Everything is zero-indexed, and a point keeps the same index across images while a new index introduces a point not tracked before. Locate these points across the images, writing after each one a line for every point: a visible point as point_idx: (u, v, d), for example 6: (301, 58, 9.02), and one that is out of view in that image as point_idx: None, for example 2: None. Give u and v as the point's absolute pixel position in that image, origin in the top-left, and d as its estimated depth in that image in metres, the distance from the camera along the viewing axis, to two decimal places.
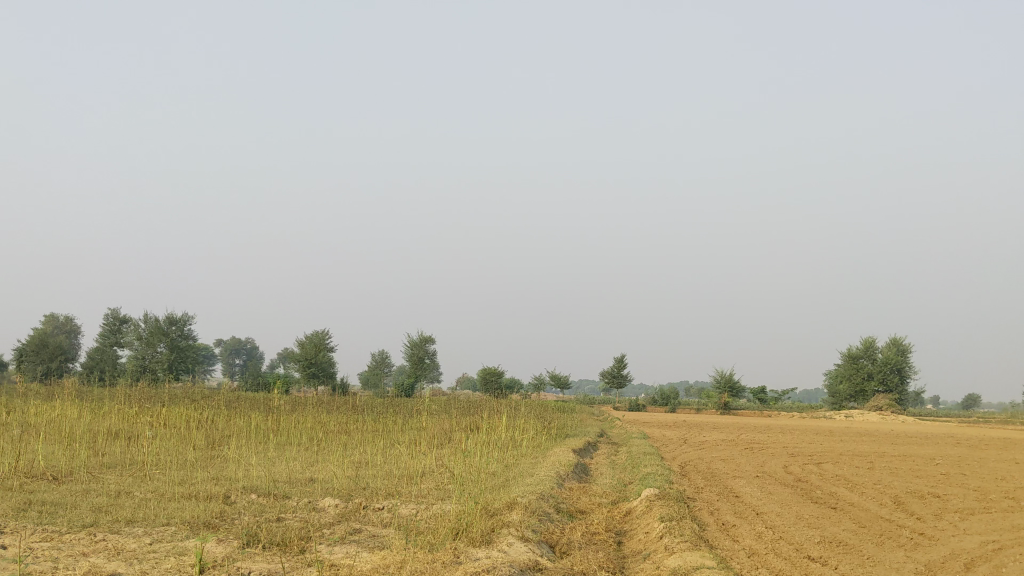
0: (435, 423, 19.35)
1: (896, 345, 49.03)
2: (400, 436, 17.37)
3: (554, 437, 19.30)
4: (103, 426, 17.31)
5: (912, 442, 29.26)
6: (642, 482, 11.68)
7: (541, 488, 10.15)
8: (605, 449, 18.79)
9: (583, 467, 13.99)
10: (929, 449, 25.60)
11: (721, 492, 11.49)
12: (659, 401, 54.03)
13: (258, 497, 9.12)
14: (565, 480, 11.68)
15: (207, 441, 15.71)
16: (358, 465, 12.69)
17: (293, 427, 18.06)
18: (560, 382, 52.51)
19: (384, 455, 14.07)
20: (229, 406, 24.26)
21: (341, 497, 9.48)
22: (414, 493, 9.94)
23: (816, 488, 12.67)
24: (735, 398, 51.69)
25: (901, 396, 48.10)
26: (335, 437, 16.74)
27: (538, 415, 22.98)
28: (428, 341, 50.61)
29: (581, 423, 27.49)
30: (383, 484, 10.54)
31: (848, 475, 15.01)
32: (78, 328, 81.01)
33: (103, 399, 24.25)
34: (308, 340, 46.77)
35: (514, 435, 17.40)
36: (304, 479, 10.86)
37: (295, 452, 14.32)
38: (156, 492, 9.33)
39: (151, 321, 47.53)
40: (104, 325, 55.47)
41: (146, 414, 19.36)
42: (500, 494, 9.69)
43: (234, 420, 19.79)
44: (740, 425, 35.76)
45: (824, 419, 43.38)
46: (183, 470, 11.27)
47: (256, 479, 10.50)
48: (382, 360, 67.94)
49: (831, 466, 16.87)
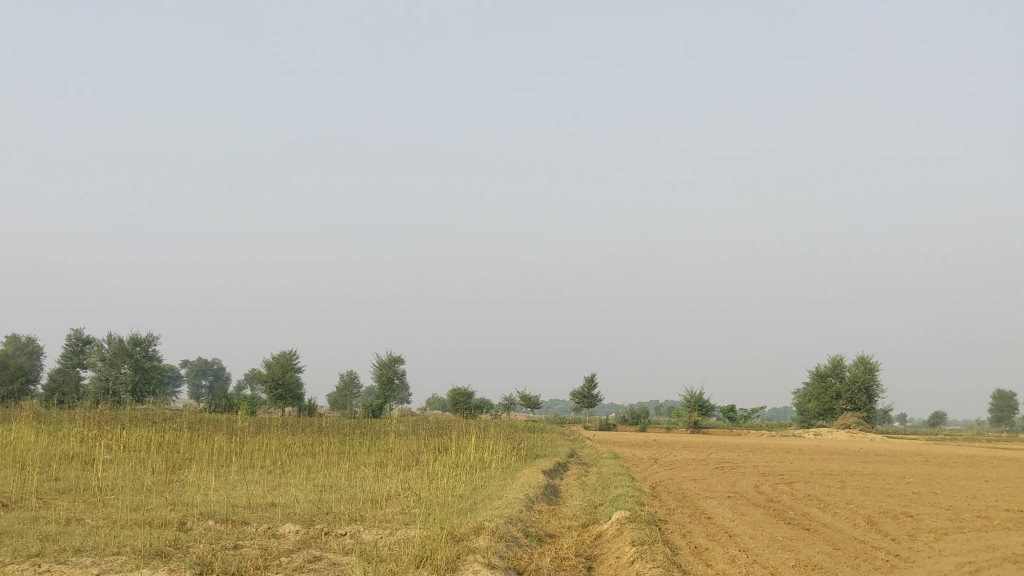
0: (402, 445, 19.03)
1: (864, 363, 49.28)
2: (366, 458, 17.05)
3: (523, 457, 19.01)
4: (59, 450, 16.81)
5: (882, 460, 29.30)
6: (613, 504, 11.47)
7: (509, 511, 9.90)
8: (575, 469, 18.55)
9: (552, 489, 13.78)
10: (900, 467, 25.60)
11: (694, 514, 11.29)
12: (629, 420, 53.91)
13: (215, 523, 8.79)
14: (534, 503, 11.44)
15: (167, 464, 15.33)
16: (321, 489, 12.38)
17: (256, 450, 17.66)
18: (530, 403, 52.27)
19: (350, 479, 13.78)
20: (192, 428, 23.78)
21: (302, 523, 9.17)
22: (379, 518, 9.64)
23: (788, 509, 12.51)
24: (705, 417, 51.68)
25: (869, 415, 48.30)
26: (300, 460, 16.42)
27: (507, 436, 22.70)
28: (397, 362, 50.14)
29: (551, 443, 27.23)
30: (347, 510, 10.23)
31: (820, 495, 14.85)
32: (40, 349, 79.65)
33: (62, 421, 23.66)
34: (275, 361, 46.19)
35: (483, 457, 17.10)
36: (265, 504, 10.53)
37: (258, 476, 13.95)
38: (108, 519, 8.97)
39: (115, 341, 46.74)
40: (67, 345, 54.54)
41: (105, 437, 18.86)
42: (466, 519, 9.43)
43: (195, 443, 19.34)
44: (710, 444, 35.70)
45: (794, 438, 43.42)
46: (140, 496, 10.91)
47: (215, 504, 10.16)
48: (351, 381, 67.36)
49: (802, 486, 16.76)
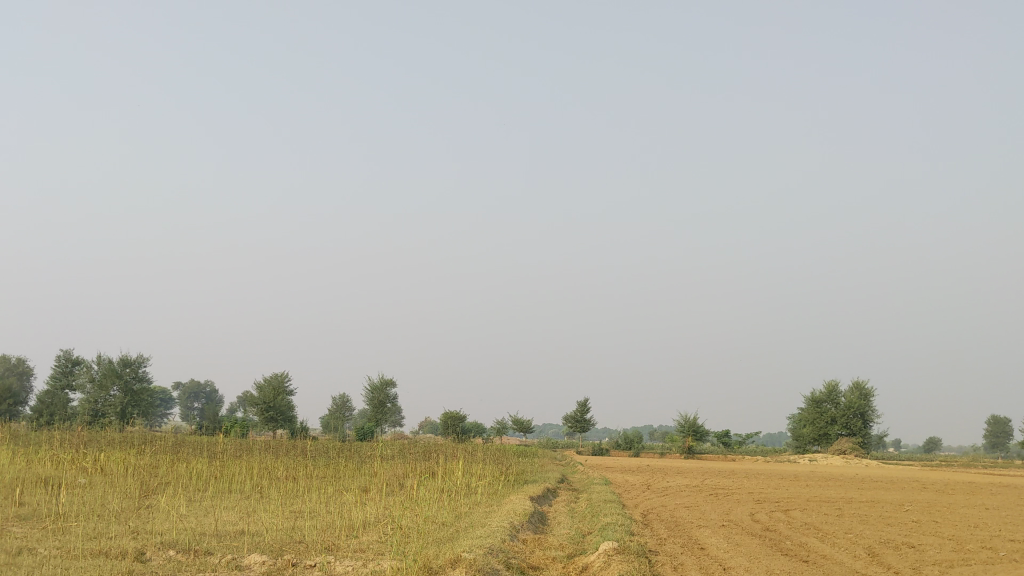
0: (389, 469, 18.46)
1: (859, 388, 48.83)
2: (349, 483, 16.50)
3: (511, 483, 18.46)
4: (32, 473, 16.20)
5: (879, 487, 28.78)
6: (601, 533, 10.95)
7: (489, 541, 9.37)
8: (565, 496, 17.99)
9: (540, 517, 13.24)
10: (897, 494, 25.09)
11: (686, 543, 10.79)
12: (623, 445, 53.28)
13: (176, 554, 8.23)
14: (518, 531, 10.90)
15: (141, 489, 14.79)
16: (298, 517, 11.83)
17: (237, 475, 17.06)
18: (523, 427, 51.66)
19: (329, 505, 13.23)
20: (174, 450, 23.16)
21: (269, 552, 8.64)
22: (352, 548, 9.12)
23: (785, 539, 11.99)
24: (699, 442, 51.07)
25: (864, 440, 47.73)
26: (279, 484, 15.87)
27: (496, 460, 22.10)
28: (389, 385, 49.48)
29: (540, 467, 26.61)
30: (320, 538, 9.70)
31: (818, 524, 14.29)
32: (30, 370, 78.84)
33: (41, 443, 23.04)
34: (266, 383, 45.56)
35: (470, 482, 16.56)
36: (232, 532, 9.98)
37: (234, 502, 13.41)
38: (63, 548, 8.42)
39: (105, 362, 46.06)
40: (56, 366, 53.85)
41: (82, 460, 18.21)
42: (444, 549, 8.89)
43: (175, 467, 18.70)
44: (703, 469, 35.16)
45: (788, 463, 42.89)
46: (104, 522, 10.37)
47: (179, 532, 9.62)
48: (343, 404, 66.64)
49: (799, 514, 16.24)
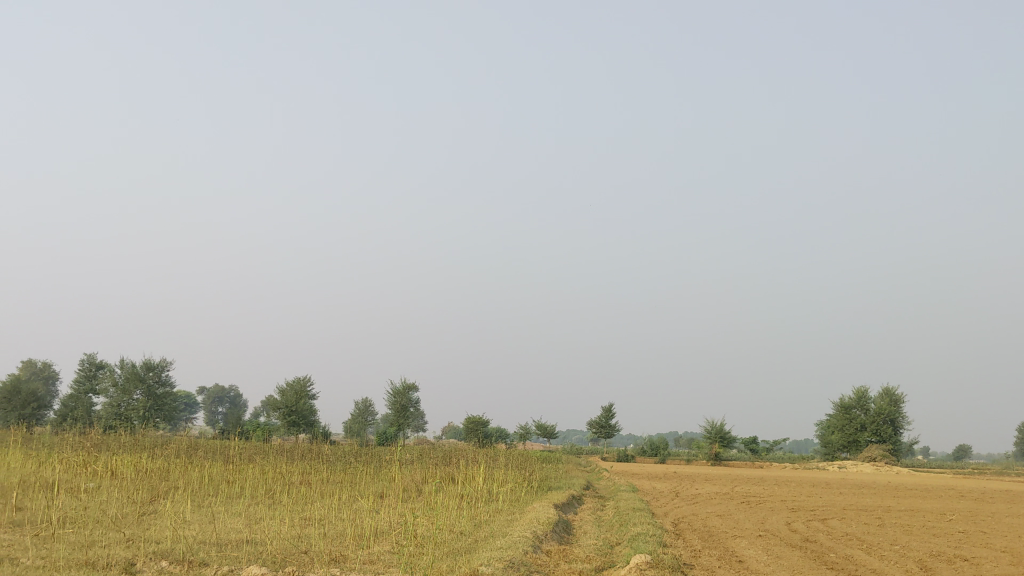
0: (407, 474, 17.78)
1: (889, 394, 47.68)
2: (366, 488, 15.90)
3: (534, 489, 17.75)
4: (39, 476, 15.66)
5: (915, 495, 27.72)
6: (632, 544, 10.21)
7: (511, 553, 8.61)
8: (591, 503, 17.25)
9: (565, 526, 12.52)
10: (934, 502, 24.08)
11: (722, 556, 9.99)
12: (648, 451, 52.26)
13: (169, 564, 7.57)
14: (542, 543, 10.17)
15: (149, 494, 14.21)
16: (307, 524, 11.18)
17: (251, 478, 16.46)
18: (547, 432, 50.90)
19: (342, 512, 12.60)
20: (190, 454, 22.57)
21: (271, 564, 7.93)
22: (361, 559, 8.41)
23: (829, 551, 11.14)
24: (726, 448, 50.10)
25: (895, 448, 46.51)
26: (293, 489, 15.26)
27: (519, 465, 21.44)
28: (412, 389, 48.82)
29: (566, 474, 25.86)
30: (327, 548, 9.02)
31: (859, 535, 13.49)
32: (55, 374, 79.02)
33: (56, 446, 22.60)
34: (289, 388, 45.17)
35: (492, 489, 15.89)
36: (235, 540, 9.34)
37: (242, 507, 12.79)
38: (48, 558, 7.79)
39: (128, 367, 45.79)
40: (80, 370, 53.70)
41: (93, 463, 17.64)
42: (459, 562, 8.16)
43: (188, 471, 18.10)
44: (731, 477, 34.20)
45: (817, 471, 41.80)
46: (100, 529, 9.75)
47: (176, 540, 8.96)
48: (365, 409, 66.03)
49: (838, 523, 15.43)
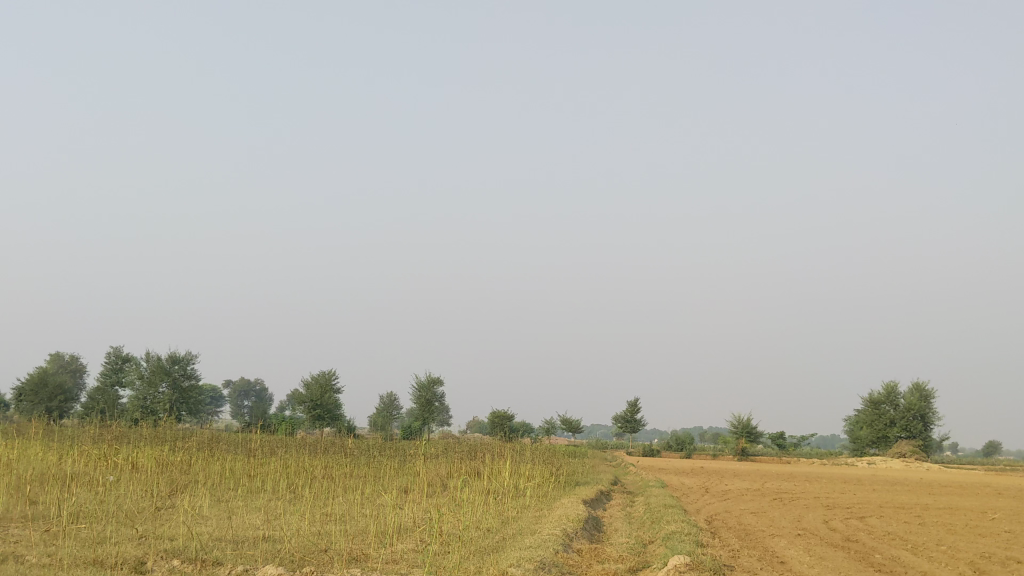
0: (431, 469, 17.36)
1: (919, 389, 46.80)
2: (389, 483, 15.53)
3: (562, 485, 17.28)
4: (59, 469, 15.39)
5: (950, 492, 27.04)
6: (666, 543, 9.71)
7: (542, 553, 8.11)
8: (619, 499, 16.79)
9: (595, 523, 12.07)
10: (972, 499, 23.34)
11: (762, 557, 9.48)
12: (674, 446, 51.65)
13: (181, 563, 7.18)
14: (572, 541, 9.70)
15: (166, 488, 13.88)
16: (328, 520, 10.80)
17: (273, 472, 16.14)
18: (572, 426, 50.44)
19: (365, 507, 12.24)
20: (213, 447, 22.31)
21: (288, 563, 7.52)
22: (383, 558, 7.99)
23: (874, 552, 10.57)
24: (752, 444, 49.46)
25: (925, 444, 45.68)
26: (316, 484, 14.93)
27: (546, 460, 20.99)
28: (437, 383, 48.49)
29: (593, 469, 25.39)
30: (347, 546, 8.61)
31: (902, 534, 12.94)
32: (83, 367, 79.40)
33: (79, 438, 22.43)
34: (313, 381, 44.97)
35: (518, 483, 15.46)
36: (252, 537, 8.96)
37: (261, 503, 12.43)
38: (54, 556, 7.40)
39: (154, 359, 45.69)
40: (106, 363, 53.80)
41: (114, 455, 17.38)
42: (487, 563, 7.68)
43: (209, 464, 17.79)
44: (761, 472, 33.58)
45: (846, 466, 41.10)
46: (113, 524, 9.42)
47: (191, 537, 8.60)
48: (390, 403, 65.80)
49: (877, 521, 14.87)
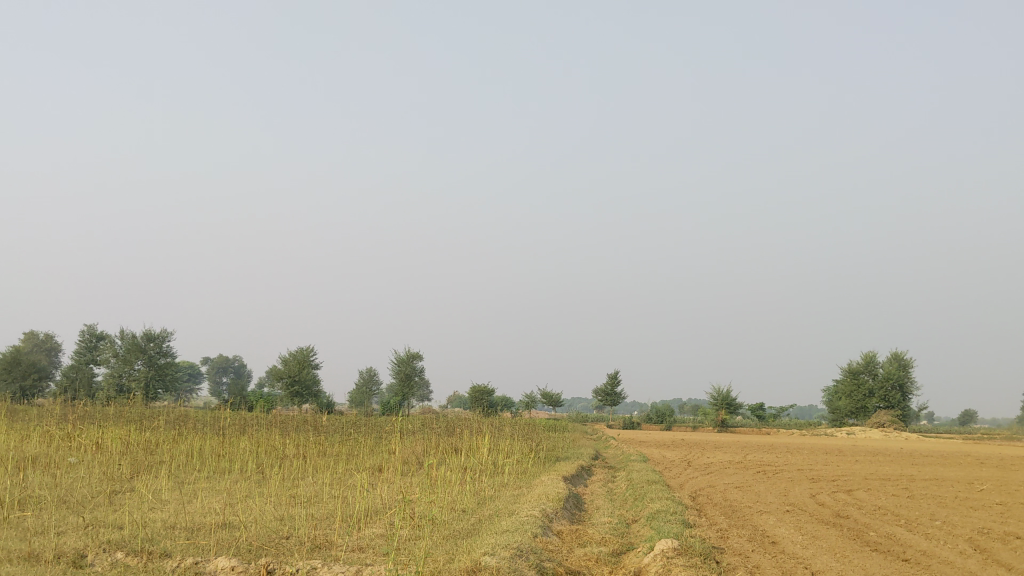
0: (407, 446, 16.77)
1: (898, 358, 46.62)
2: (364, 461, 14.99)
3: (541, 460, 16.78)
4: (19, 451, 14.71)
5: (932, 462, 26.73)
6: (651, 524, 9.18)
7: (519, 538, 7.55)
8: (601, 474, 16.30)
9: (575, 501, 11.59)
10: (955, 470, 23.01)
11: (753, 537, 8.97)
12: (654, 418, 51.30)
13: (126, 557, 6.57)
14: (551, 522, 9.19)
15: (129, 471, 13.24)
16: (294, 504, 10.23)
17: (243, 452, 15.54)
18: (553, 400, 50.00)
19: (336, 488, 11.74)
20: (182, 426, 21.62)
21: (244, 554, 6.93)
22: (349, 545, 7.42)
23: (867, 529, 10.12)
24: (732, 415, 49.22)
25: (904, 413, 45.60)
26: (286, 464, 14.35)
27: (525, 435, 20.43)
28: (416, 358, 47.89)
29: (574, 443, 24.91)
30: (311, 533, 8.03)
31: (892, 508, 12.50)
32: (57, 346, 78.17)
33: (45, 418, 21.68)
34: (292, 357, 44.21)
35: (497, 461, 14.94)
36: (209, 524, 8.37)
37: (226, 485, 11.84)
38: None
39: (129, 337, 44.76)
40: (81, 341, 52.79)
41: (77, 436, 16.67)
42: (457, 550, 7.08)
43: (176, 444, 17.10)
44: (742, 444, 33.24)
45: (825, 437, 40.89)
46: (61, 512, 8.79)
47: (142, 525, 7.99)
48: (369, 378, 65.16)
49: (865, 495, 14.47)
